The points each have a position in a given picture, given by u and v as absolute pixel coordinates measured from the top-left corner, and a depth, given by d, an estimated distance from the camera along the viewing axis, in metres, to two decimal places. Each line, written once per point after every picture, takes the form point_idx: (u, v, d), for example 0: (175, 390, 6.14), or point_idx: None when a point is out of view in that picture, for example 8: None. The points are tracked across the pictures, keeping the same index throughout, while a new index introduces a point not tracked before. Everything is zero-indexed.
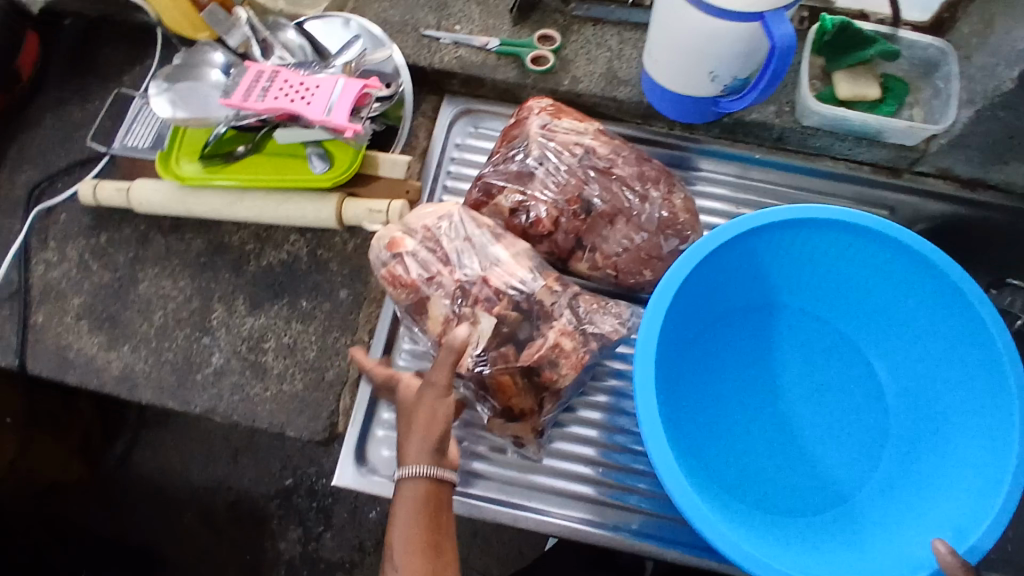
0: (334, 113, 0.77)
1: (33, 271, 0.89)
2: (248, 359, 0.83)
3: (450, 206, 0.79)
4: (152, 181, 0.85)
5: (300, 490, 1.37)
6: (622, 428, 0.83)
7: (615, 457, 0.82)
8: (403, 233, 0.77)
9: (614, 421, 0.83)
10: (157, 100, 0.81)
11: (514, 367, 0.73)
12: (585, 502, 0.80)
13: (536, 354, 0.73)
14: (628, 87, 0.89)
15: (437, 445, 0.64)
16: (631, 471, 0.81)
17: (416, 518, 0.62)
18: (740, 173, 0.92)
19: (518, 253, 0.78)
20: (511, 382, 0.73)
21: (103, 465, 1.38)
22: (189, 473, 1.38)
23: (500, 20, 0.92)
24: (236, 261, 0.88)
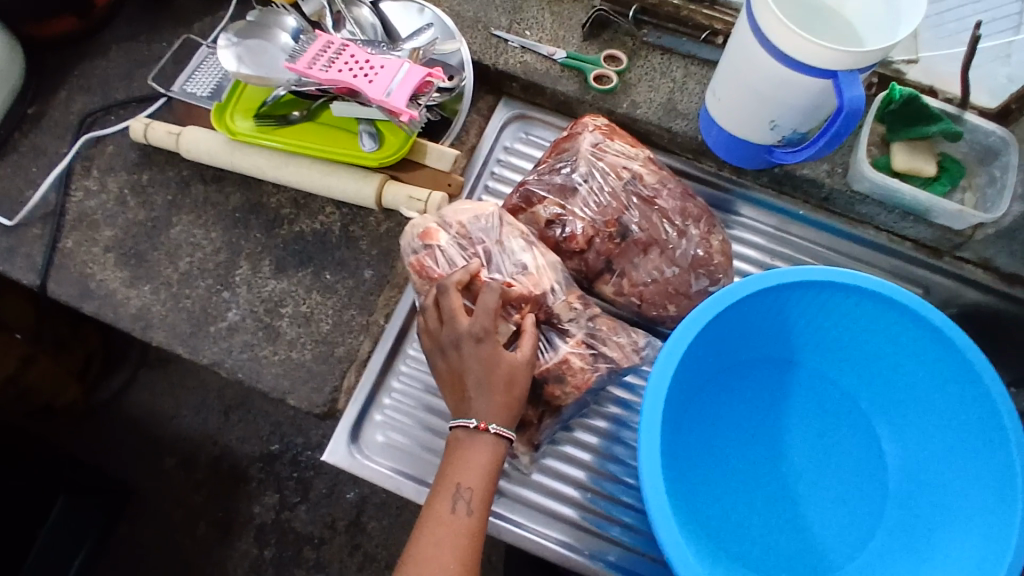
0: (393, 96, 0.77)
1: (71, 196, 0.90)
2: (263, 321, 0.84)
3: (489, 205, 0.80)
4: (203, 131, 0.86)
5: (285, 457, 1.37)
6: (616, 457, 0.82)
7: (605, 485, 0.81)
8: (439, 225, 0.78)
9: (610, 448, 0.82)
10: (225, 52, 0.82)
11: None
12: (567, 524, 0.79)
13: (542, 367, 0.73)
14: (685, 121, 0.89)
15: (507, 407, 0.68)
16: (618, 502, 0.80)
17: (489, 473, 0.67)
18: (779, 226, 0.91)
19: (547, 264, 0.77)
20: None
21: (97, 395, 1.39)
22: (181, 419, 1.39)
23: (570, 33, 0.92)
24: (269, 223, 0.88)
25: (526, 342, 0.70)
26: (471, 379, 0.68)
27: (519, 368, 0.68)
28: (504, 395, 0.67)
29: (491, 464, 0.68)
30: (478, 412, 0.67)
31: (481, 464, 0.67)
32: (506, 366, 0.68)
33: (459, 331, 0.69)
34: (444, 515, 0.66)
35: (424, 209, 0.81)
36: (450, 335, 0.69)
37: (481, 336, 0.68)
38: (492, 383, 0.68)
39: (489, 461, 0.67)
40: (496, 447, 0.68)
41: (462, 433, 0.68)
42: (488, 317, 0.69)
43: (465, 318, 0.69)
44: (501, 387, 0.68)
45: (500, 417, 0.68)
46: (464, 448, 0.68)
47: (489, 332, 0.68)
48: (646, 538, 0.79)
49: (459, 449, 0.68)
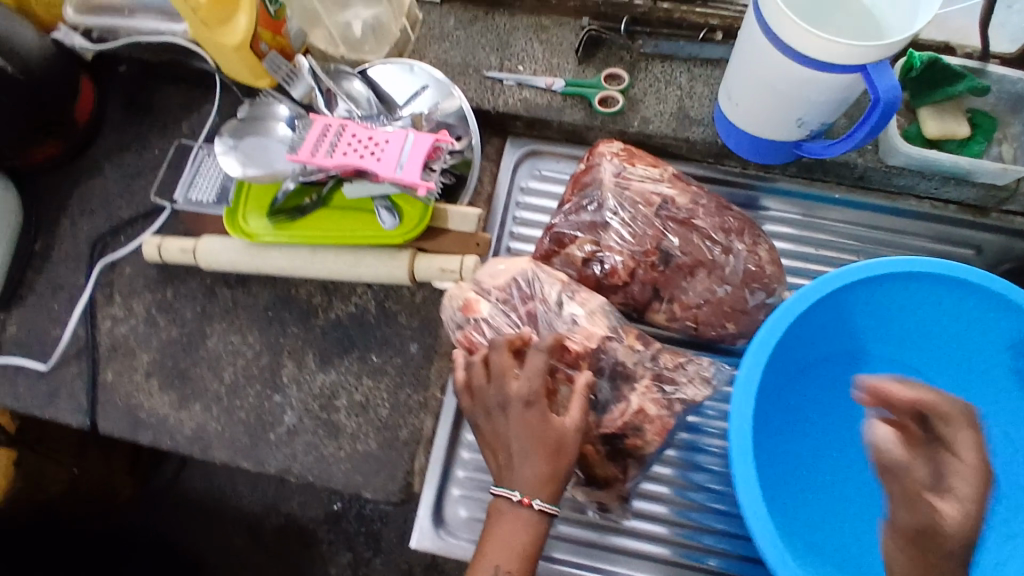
0: (406, 171, 0.74)
1: (100, 327, 0.88)
2: (320, 418, 0.82)
3: (522, 260, 0.78)
4: (219, 238, 0.85)
5: (349, 514, 1.29)
6: (697, 485, 0.81)
7: (693, 516, 0.80)
8: (477, 294, 0.76)
9: (689, 477, 0.81)
10: (225, 157, 0.80)
11: (596, 436, 0.71)
12: (663, 563, 0.79)
13: (620, 420, 0.71)
14: (701, 127, 0.86)
15: (549, 478, 0.63)
16: (708, 531, 0.80)
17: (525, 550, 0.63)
18: (811, 213, 0.89)
19: (597, 308, 0.75)
20: (593, 451, 0.72)
21: (152, 482, 1.32)
22: (238, 497, 1.31)
23: (564, 59, 0.89)
24: (304, 314, 0.86)
25: (573, 408, 0.65)
26: (513, 445, 0.64)
27: (566, 441, 0.64)
28: (545, 465, 0.63)
29: (529, 542, 0.63)
30: (520, 483, 0.63)
31: (519, 542, 0.63)
32: (552, 432, 0.63)
33: (508, 392, 0.65)
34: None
35: (460, 277, 0.80)
36: (499, 396, 0.66)
37: (527, 399, 0.64)
38: (532, 451, 0.63)
39: (528, 539, 0.63)
40: (538, 525, 0.63)
41: (505, 504, 0.64)
42: (538, 381, 0.64)
43: (516, 380, 0.66)
44: (542, 456, 0.63)
45: (543, 491, 0.63)
46: (503, 522, 0.64)
47: (539, 398, 0.64)
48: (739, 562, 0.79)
49: (498, 525, 0.64)
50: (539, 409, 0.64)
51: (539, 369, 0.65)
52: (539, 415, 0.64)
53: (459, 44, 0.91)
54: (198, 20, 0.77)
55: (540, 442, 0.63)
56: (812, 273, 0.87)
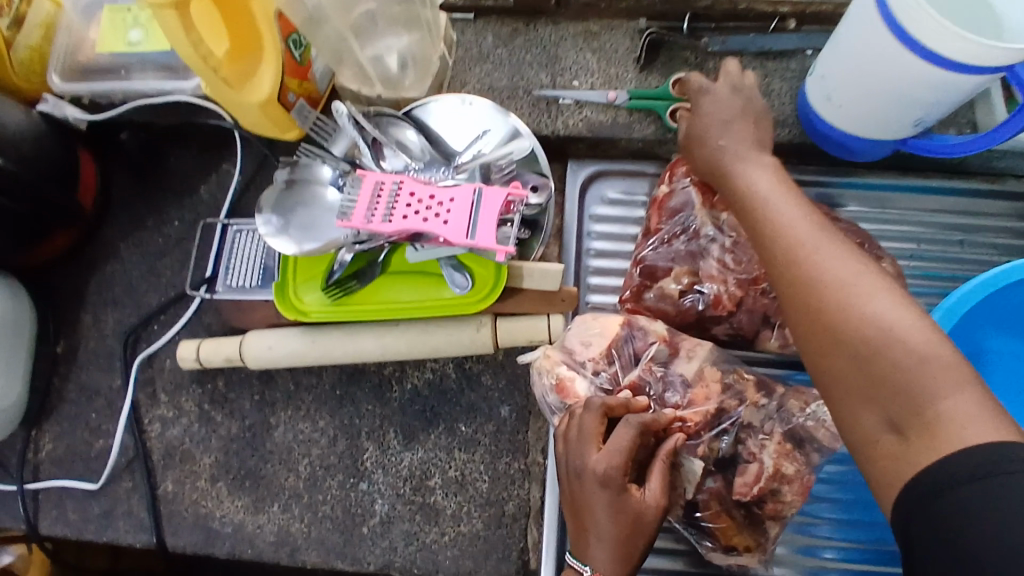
0: (479, 236, 0.66)
1: (149, 432, 0.79)
2: (415, 502, 0.75)
3: (612, 320, 0.69)
4: (271, 331, 0.75)
5: None
6: (821, 518, 0.74)
7: (820, 551, 0.73)
8: (570, 368, 0.68)
9: (811, 510, 0.75)
10: (271, 236, 0.70)
11: (730, 504, 0.64)
12: None
13: (755, 487, 0.63)
14: (786, 129, 0.79)
15: (623, 553, 0.58)
16: (837, 566, 0.73)
17: None
18: (893, 206, 0.81)
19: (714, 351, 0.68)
20: (730, 523, 0.65)
21: None
22: None
23: (622, 68, 0.81)
24: (377, 388, 0.78)
25: (651, 483, 0.58)
26: (590, 522, 0.58)
27: (644, 525, 0.58)
28: (619, 544, 0.57)
29: None
30: (590, 558, 0.59)
31: None
32: (631, 512, 0.57)
33: (586, 466, 0.58)
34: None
35: (550, 342, 0.73)
36: (576, 465, 0.59)
37: (602, 479, 0.57)
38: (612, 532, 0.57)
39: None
40: None
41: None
42: (619, 461, 0.57)
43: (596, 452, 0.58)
44: (613, 532, 0.57)
45: (616, 568, 0.58)
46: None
47: (615, 479, 0.57)
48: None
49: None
50: (618, 491, 0.57)
51: (621, 447, 0.58)
52: (614, 497, 0.57)
53: (503, 64, 0.82)
54: (219, 80, 0.67)
55: (619, 525, 0.57)
56: (922, 271, 0.79)
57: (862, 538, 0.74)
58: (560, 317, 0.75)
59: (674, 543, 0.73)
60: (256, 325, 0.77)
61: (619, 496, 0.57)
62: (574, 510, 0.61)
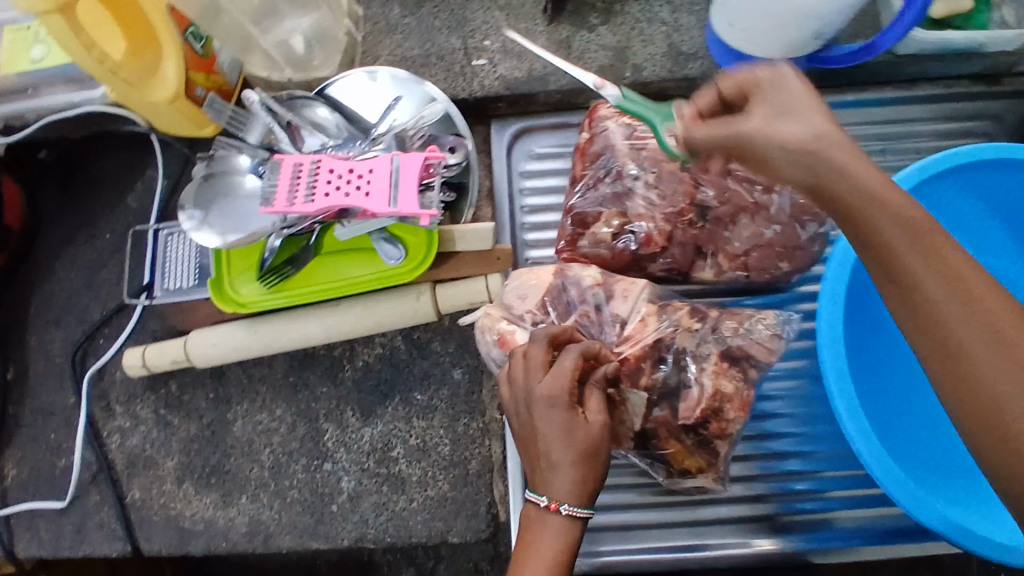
0: (402, 203, 0.66)
1: (109, 444, 0.79)
2: (381, 474, 0.76)
3: (545, 272, 0.70)
4: (213, 328, 0.76)
5: None
6: (774, 434, 0.77)
7: (773, 465, 0.77)
8: (510, 322, 0.69)
9: (764, 427, 0.78)
10: (195, 229, 0.69)
11: (676, 428, 0.66)
12: (754, 521, 0.75)
13: (697, 409, 0.65)
14: (698, 61, 0.79)
15: (577, 473, 0.57)
16: (791, 476, 0.76)
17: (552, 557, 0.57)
18: None
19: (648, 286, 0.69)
20: (680, 447, 0.67)
21: None
22: None
23: (532, 22, 0.81)
24: (330, 369, 0.78)
25: (593, 404, 0.60)
26: (544, 445, 0.58)
27: (596, 445, 0.58)
28: (575, 467, 0.57)
29: (562, 549, 0.58)
30: (547, 488, 0.58)
31: (548, 548, 0.58)
32: (580, 433, 0.57)
33: (535, 390, 0.59)
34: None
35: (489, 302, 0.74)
36: (524, 394, 0.60)
37: (552, 401, 0.57)
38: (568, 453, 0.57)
39: (561, 548, 0.58)
40: (570, 528, 0.58)
41: (534, 510, 0.59)
42: (565, 381, 0.58)
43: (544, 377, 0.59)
44: (566, 448, 0.57)
45: (571, 491, 0.58)
46: (533, 534, 0.59)
47: (563, 400, 0.58)
48: (834, 499, 0.76)
49: (529, 534, 0.59)
50: (567, 411, 0.58)
51: (566, 367, 0.59)
52: (565, 418, 0.58)
53: (413, 33, 0.81)
54: (120, 82, 0.66)
55: (573, 445, 0.57)
56: None
57: (814, 448, 0.77)
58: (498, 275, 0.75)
59: (633, 478, 0.77)
60: (199, 323, 0.78)
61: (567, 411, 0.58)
62: (526, 444, 0.60)
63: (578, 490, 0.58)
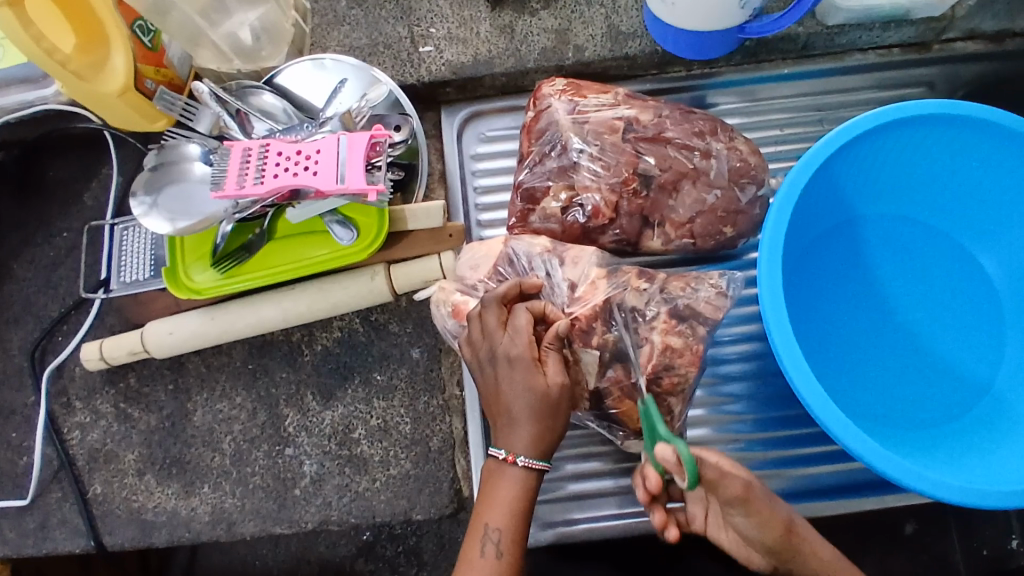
0: (349, 180, 0.67)
1: (70, 440, 0.79)
2: (343, 456, 0.76)
3: (495, 242, 0.73)
4: (170, 317, 0.76)
5: (382, 536, 1.05)
6: (730, 397, 0.79)
7: (731, 428, 0.78)
8: (463, 293, 0.70)
9: (719, 391, 0.79)
10: (147, 217, 0.71)
11: (630, 388, 0.67)
12: None
13: (648, 366, 0.67)
14: (636, 40, 0.82)
15: (532, 426, 0.60)
16: (750, 438, 0.78)
17: (509, 505, 0.60)
18: (755, 96, 0.86)
19: (594, 253, 0.70)
20: (635, 406, 0.68)
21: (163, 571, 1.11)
22: (262, 558, 1.06)
23: (475, 9, 0.83)
24: (289, 355, 0.79)
25: (552, 364, 0.61)
26: (504, 397, 0.60)
27: (555, 403, 0.60)
28: (529, 421, 0.60)
29: (519, 500, 0.61)
30: (506, 442, 0.61)
31: (506, 500, 0.61)
32: (536, 390, 0.59)
33: (497, 349, 0.61)
34: (474, 562, 0.60)
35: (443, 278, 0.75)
36: (488, 350, 0.61)
37: (512, 358, 0.60)
38: (522, 410, 0.60)
39: (517, 498, 0.61)
40: (526, 479, 0.61)
41: (493, 464, 0.62)
42: (523, 339, 0.61)
43: (505, 333, 0.61)
44: (522, 401, 0.59)
45: (528, 445, 0.60)
46: (493, 486, 0.61)
47: (523, 356, 0.60)
48: (791, 459, 0.78)
49: (489, 486, 0.62)
50: (526, 367, 0.60)
51: (522, 325, 0.61)
52: (525, 374, 0.60)
53: (360, 23, 0.83)
54: (70, 74, 0.66)
55: (529, 400, 0.59)
56: (788, 154, 0.85)
57: (770, 410, 0.78)
58: (452, 253, 0.76)
59: (594, 446, 0.77)
60: (156, 315, 0.79)
61: (522, 368, 0.60)
62: (488, 401, 0.63)
63: (535, 444, 0.60)
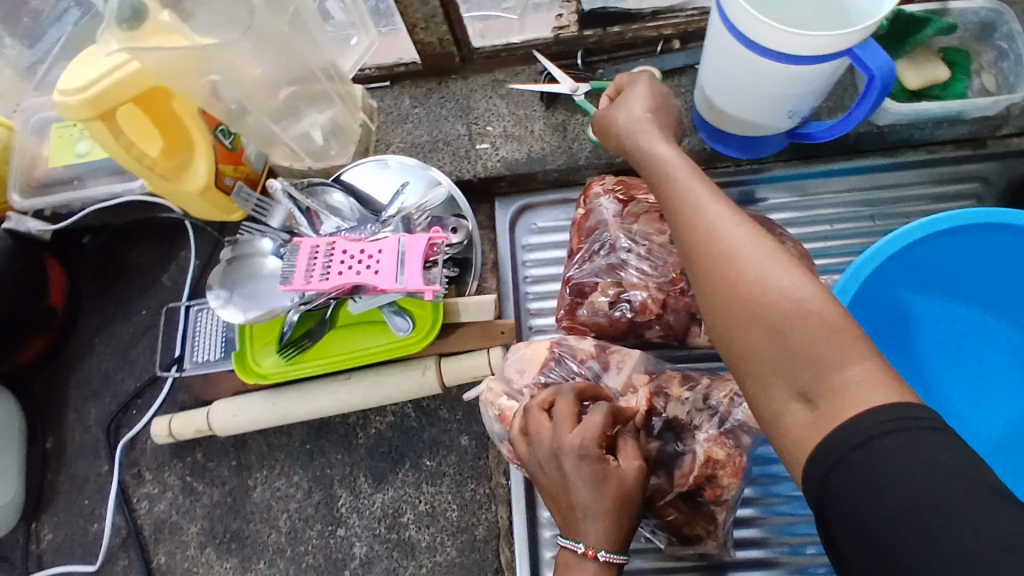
0: (407, 280, 0.71)
1: (138, 510, 0.83)
2: (392, 540, 0.79)
3: (541, 346, 0.74)
4: (235, 400, 0.81)
5: None
6: (781, 497, 0.78)
7: (783, 529, 0.77)
8: (510, 398, 0.72)
9: (770, 490, 0.78)
10: (226, 310, 0.76)
11: (673, 497, 0.68)
12: None
13: (691, 476, 0.67)
14: (685, 139, 0.85)
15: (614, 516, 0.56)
16: (799, 539, 0.77)
17: None
18: (803, 192, 0.87)
19: (633, 366, 0.73)
20: (678, 514, 0.69)
21: None
22: None
23: (530, 108, 0.87)
24: (344, 437, 0.82)
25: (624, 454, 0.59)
26: (583, 493, 0.56)
27: (629, 494, 0.57)
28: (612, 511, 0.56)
29: None
30: (584, 536, 0.56)
31: None
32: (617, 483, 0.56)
33: (566, 443, 0.57)
34: None
35: (491, 375, 0.78)
36: (551, 448, 0.58)
37: (586, 453, 0.56)
38: (603, 503, 0.56)
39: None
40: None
41: (570, 557, 0.58)
42: (594, 432, 0.57)
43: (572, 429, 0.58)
44: (605, 491, 0.56)
45: (609, 540, 0.56)
46: None
47: (592, 449, 0.57)
48: None
49: None
50: (600, 463, 0.56)
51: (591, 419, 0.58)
52: (598, 470, 0.56)
53: (422, 121, 0.89)
54: (157, 177, 0.74)
55: (605, 497, 0.56)
56: (838, 250, 0.85)
57: None
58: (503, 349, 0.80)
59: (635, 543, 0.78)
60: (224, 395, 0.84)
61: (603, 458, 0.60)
62: (554, 494, 0.59)
63: (616, 537, 0.56)
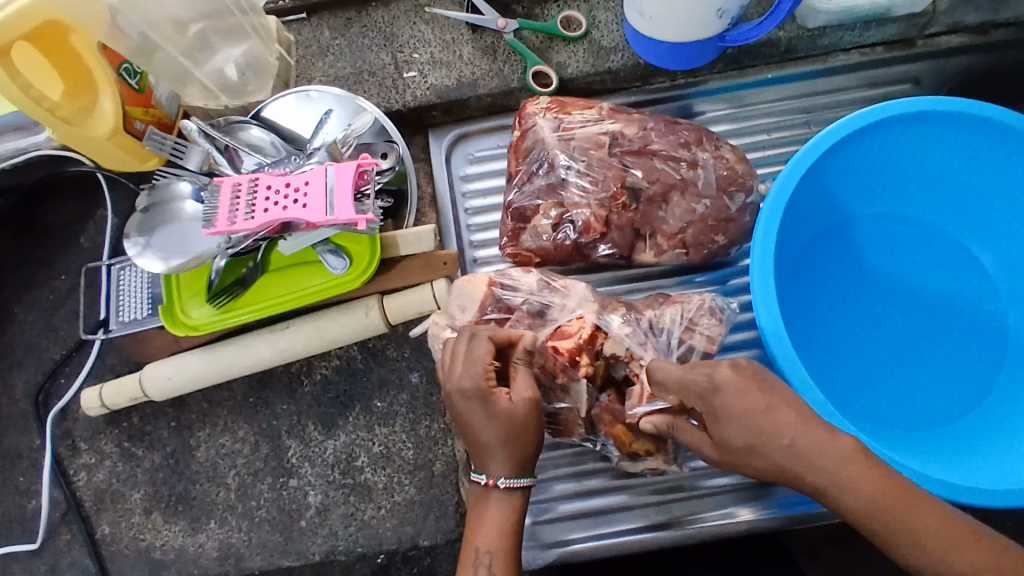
0: (338, 210, 0.68)
1: (76, 482, 0.79)
2: (347, 485, 0.76)
3: (482, 279, 0.71)
4: (168, 361, 0.76)
5: None
6: None
7: None
8: (453, 331, 0.69)
9: None
10: (143, 257, 0.71)
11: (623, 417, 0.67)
12: (729, 493, 0.76)
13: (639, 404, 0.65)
14: (619, 54, 0.83)
15: (511, 445, 0.56)
16: None
17: (494, 526, 0.57)
18: (739, 103, 0.86)
19: (576, 289, 0.70)
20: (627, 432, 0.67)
21: None
22: None
23: (457, 31, 0.84)
24: (289, 386, 0.79)
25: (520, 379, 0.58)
26: (475, 427, 0.56)
27: (524, 423, 0.56)
28: (510, 441, 0.56)
29: (508, 518, 0.57)
30: (485, 466, 0.57)
31: (492, 519, 0.57)
32: (509, 415, 0.55)
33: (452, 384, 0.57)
34: None
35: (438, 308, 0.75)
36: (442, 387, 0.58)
37: (474, 391, 0.56)
38: (498, 435, 0.56)
39: (507, 520, 0.57)
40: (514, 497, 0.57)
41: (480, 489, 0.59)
42: (478, 369, 0.56)
43: (459, 366, 0.57)
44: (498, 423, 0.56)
45: (509, 467, 0.56)
46: (479, 507, 0.58)
47: (479, 388, 0.56)
48: None
49: (476, 508, 0.59)
50: (487, 397, 0.56)
51: (479, 355, 0.57)
52: (486, 404, 0.55)
53: (344, 52, 0.84)
54: (60, 122, 0.67)
55: (500, 427, 0.56)
56: (777, 159, 0.85)
57: None
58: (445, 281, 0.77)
59: (592, 463, 0.77)
60: (154, 354, 0.79)
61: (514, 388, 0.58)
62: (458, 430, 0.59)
63: (514, 464, 0.56)
